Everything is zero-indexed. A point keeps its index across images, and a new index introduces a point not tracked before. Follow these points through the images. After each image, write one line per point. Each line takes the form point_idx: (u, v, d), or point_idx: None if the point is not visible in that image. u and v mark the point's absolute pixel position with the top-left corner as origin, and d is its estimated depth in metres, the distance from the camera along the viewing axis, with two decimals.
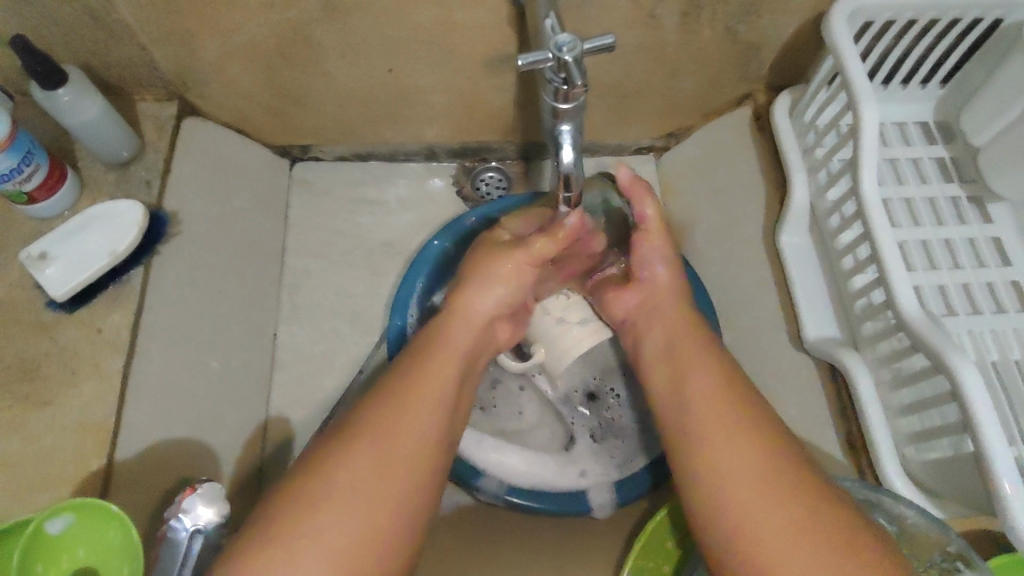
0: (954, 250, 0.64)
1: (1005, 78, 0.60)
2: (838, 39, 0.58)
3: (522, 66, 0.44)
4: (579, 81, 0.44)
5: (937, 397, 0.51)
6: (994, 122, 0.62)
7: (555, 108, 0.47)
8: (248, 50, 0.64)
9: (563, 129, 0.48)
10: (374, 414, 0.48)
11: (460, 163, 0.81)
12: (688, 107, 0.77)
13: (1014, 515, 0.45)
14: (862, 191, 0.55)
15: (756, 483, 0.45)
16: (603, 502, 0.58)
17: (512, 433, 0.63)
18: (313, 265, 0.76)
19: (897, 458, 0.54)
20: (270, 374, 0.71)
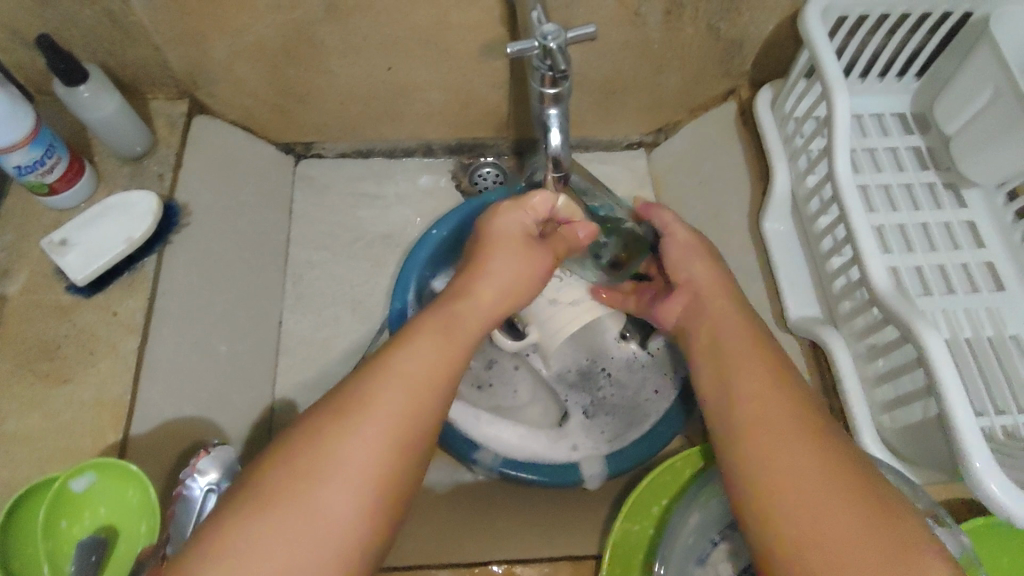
0: (929, 233, 0.67)
1: (973, 67, 0.63)
2: (812, 32, 0.62)
3: (510, 54, 0.47)
4: (563, 67, 0.47)
5: (906, 365, 0.54)
6: (965, 110, 0.65)
7: (544, 93, 0.50)
8: (255, 50, 0.67)
9: (551, 114, 0.51)
10: (382, 392, 0.42)
11: (458, 158, 0.85)
12: (676, 103, 0.81)
13: (977, 471, 0.47)
14: (837, 174, 0.59)
15: (816, 479, 0.41)
16: (594, 473, 0.60)
17: (507, 409, 0.65)
18: (316, 256, 0.80)
19: (872, 427, 0.57)
20: (275, 359, 0.74)
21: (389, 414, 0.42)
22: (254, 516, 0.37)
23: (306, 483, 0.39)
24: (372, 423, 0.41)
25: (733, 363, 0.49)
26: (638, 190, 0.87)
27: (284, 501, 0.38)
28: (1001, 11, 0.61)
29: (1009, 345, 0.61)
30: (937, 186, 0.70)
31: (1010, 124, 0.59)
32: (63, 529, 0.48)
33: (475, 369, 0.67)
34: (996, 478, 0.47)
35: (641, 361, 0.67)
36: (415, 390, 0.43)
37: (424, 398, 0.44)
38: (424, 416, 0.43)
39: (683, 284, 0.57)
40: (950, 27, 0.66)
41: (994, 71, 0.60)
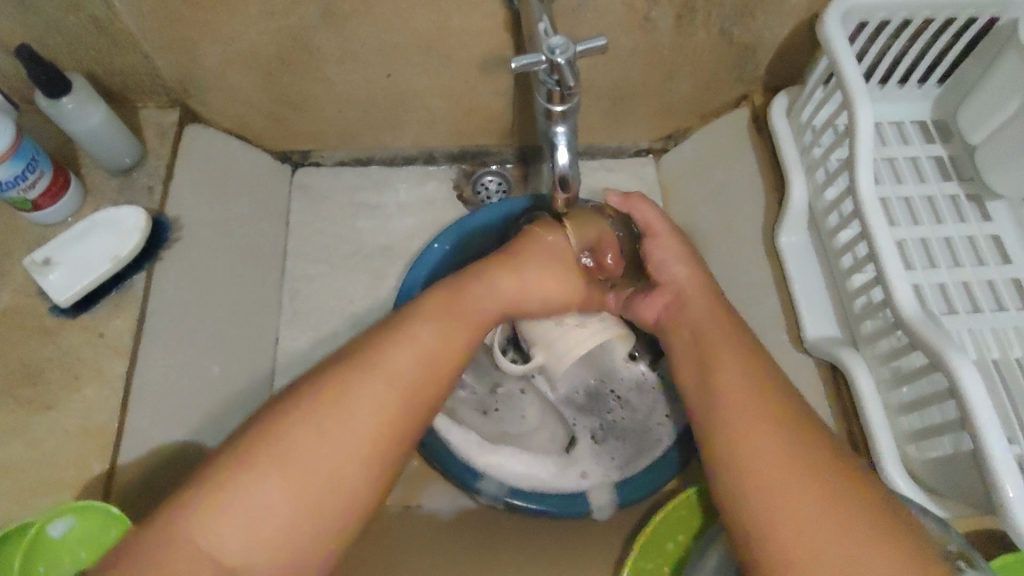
0: (953, 249, 0.64)
1: (1001, 75, 0.60)
2: (832, 39, 0.59)
3: (516, 69, 0.44)
4: (572, 82, 0.44)
5: (935, 394, 0.51)
6: (992, 120, 0.62)
7: (550, 108, 0.47)
8: (247, 57, 0.64)
9: (558, 130, 0.48)
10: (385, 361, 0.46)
11: (459, 166, 0.82)
12: (686, 109, 0.78)
13: (1013, 511, 0.44)
14: (860, 188, 0.55)
15: (785, 482, 0.42)
16: (604, 503, 0.58)
17: (513, 436, 0.62)
18: (314, 270, 0.77)
19: (897, 457, 0.54)
20: (271, 378, 0.71)
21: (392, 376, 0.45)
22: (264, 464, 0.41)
23: (309, 458, 0.42)
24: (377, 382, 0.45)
25: (714, 361, 0.50)
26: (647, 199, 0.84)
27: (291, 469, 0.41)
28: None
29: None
30: (961, 199, 0.67)
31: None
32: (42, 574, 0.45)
33: (479, 392, 0.64)
34: None
35: (650, 382, 0.64)
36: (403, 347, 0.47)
37: (408, 400, 0.45)
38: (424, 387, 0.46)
39: (665, 283, 0.58)
40: (975, 32, 0.63)
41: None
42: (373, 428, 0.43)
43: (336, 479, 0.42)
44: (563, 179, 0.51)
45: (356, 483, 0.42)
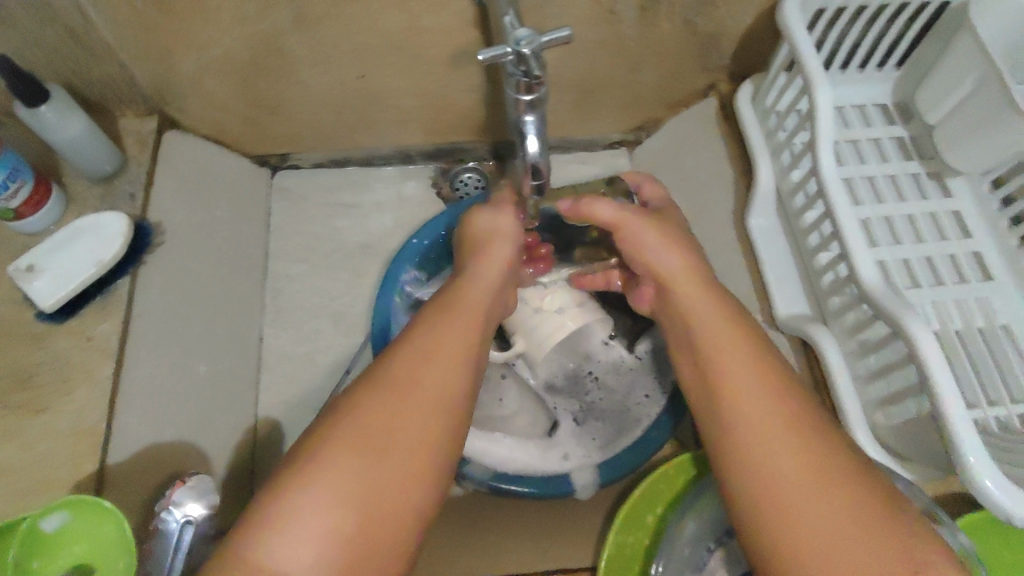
0: (915, 225, 0.67)
1: (953, 56, 0.62)
2: (793, 27, 0.60)
3: (483, 60, 0.46)
4: (538, 72, 0.46)
5: (897, 362, 0.53)
6: (947, 99, 0.64)
7: (519, 98, 0.48)
8: (223, 63, 0.66)
9: (527, 121, 0.49)
10: (401, 371, 0.44)
11: (437, 164, 0.85)
12: (653, 98, 0.81)
13: (973, 470, 0.46)
14: (820, 165, 0.57)
15: (810, 488, 0.40)
16: (585, 483, 0.59)
17: (493, 421, 0.62)
18: (296, 269, 0.79)
19: (866, 425, 0.56)
20: (257, 376, 0.73)
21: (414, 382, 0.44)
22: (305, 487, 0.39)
23: (356, 477, 0.39)
24: (404, 393, 0.43)
25: (721, 355, 0.48)
26: None
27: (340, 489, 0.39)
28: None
29: (990, 334, 0.61)
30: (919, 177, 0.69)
31: (993, 119, 0.58)
32: (36, 569, 0.46)
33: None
34: (993, 475, 0.46)
35: (629, 364, 0.65)
36: (420, 345, 0.46)
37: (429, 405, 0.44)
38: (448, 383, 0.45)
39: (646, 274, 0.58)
40: (929, 16, 0.65)
41: (974, 59, 0.59)
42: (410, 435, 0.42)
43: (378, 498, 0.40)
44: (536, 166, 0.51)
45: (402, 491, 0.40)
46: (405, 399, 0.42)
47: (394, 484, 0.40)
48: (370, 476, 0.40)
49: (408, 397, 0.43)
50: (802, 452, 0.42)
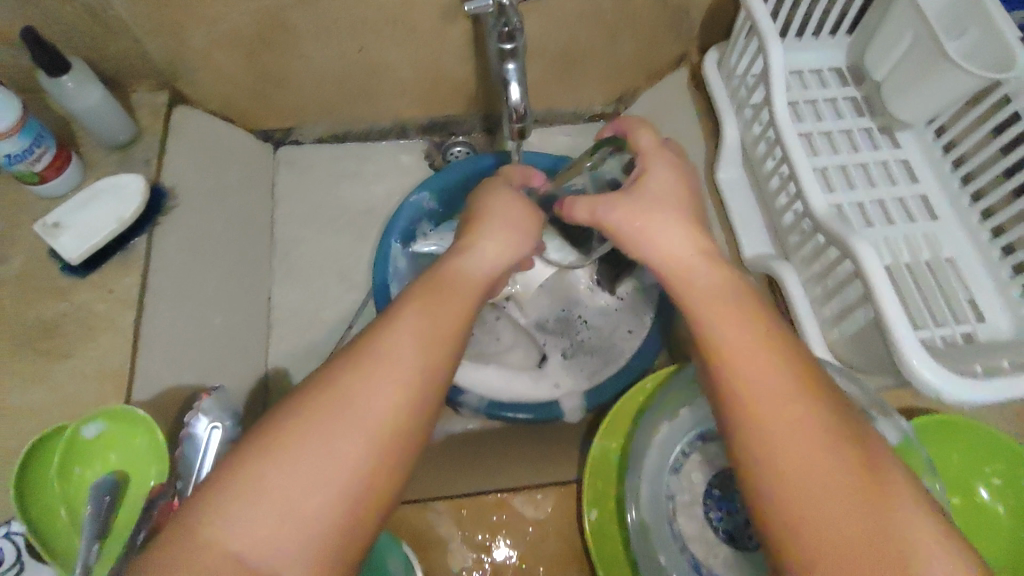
0: (868, 171, 0.73)
1: (895, 17, 0.68)
2: None
3: (471, 8, 0.50)
4: (516, 20, 0.52)
5: (845, 278, 0.59)
6: (890, 57, 0.71)
7: (501, 47, 0.53)
8: (230, 38, 0.71)
9: (509, 69, 0.55)
10: (347, 358, 0.40)
11: (430, 138, 0.91)
12: (632, 71, 0.86)
13: (908, 357, 0.51)
14: (778, 112, 0.63)
15: (808, 465, 0.35)
16: (573, 407, 0.65)
17: (490, 354, 0.68)
18: (301, 234, 0.83)
19: (822, 342, 0.62)
20: (267, 330, 0.78)
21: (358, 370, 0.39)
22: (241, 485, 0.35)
23: (287, 474, 0.35)
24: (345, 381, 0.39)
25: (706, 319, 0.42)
26: None
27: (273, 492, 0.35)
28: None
29: (935, 265, 0.67)
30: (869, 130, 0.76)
31: (931, 67, 0.65)
32: (77, 475, 0.52)
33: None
34: (924, 360, 0.51)
35: (615, 306, 0.72)
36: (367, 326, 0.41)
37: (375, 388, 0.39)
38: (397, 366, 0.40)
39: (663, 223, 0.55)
40: None
41: (914, 19, 0.66)
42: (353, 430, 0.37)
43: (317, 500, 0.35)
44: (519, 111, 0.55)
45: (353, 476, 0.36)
46: (330, 398, 0.38)
47: (333, 477, 0.36)
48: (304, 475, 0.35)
49: (345, 390, 0.38)
50: (815, 451, 0.36)
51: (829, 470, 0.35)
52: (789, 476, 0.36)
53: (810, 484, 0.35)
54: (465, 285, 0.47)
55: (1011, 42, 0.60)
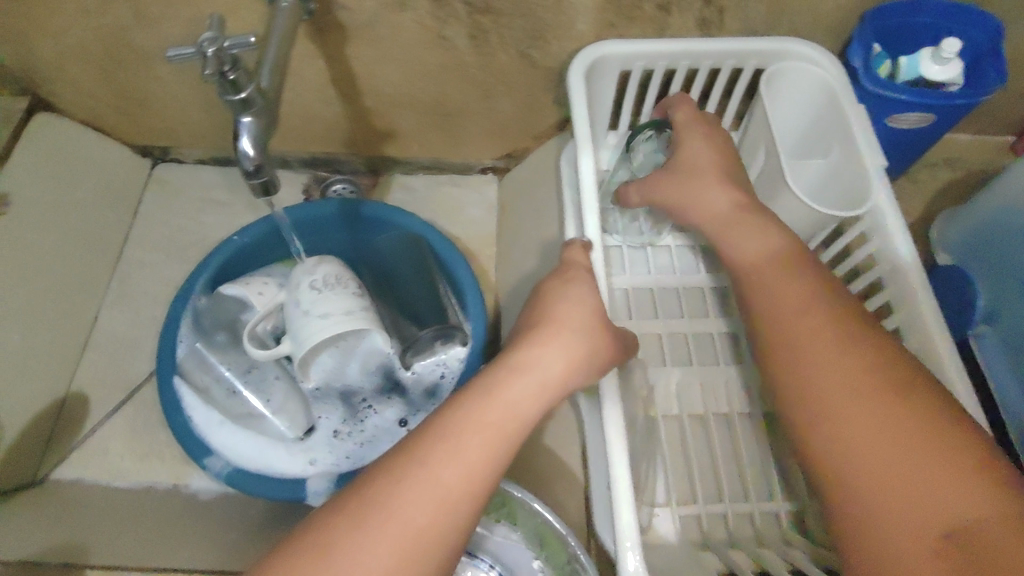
0: (676, 298, 0.62)
1: (756, 123, 0.60)
2: (572, 90, 0.58)
3: (172, 55, 0.45)
4: (238, 58, 0.46)
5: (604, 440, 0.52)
6: (754, 166, 0.62)
7: (231, 98, 0.47)
8: (79, 52, 0.69)
9: (243, 122, 0.48)
10: (420, 486, 0.37)
11: (313, 172, 0.88)
12: (517, 130, 0.80)
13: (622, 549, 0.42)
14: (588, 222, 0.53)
15: (861, 422, 0.39)
16: (319, 490, 0.58)
17: (256, 416, 0.63)
18: (149, 257, 0.82)
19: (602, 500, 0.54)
20: (81, 352, 0.76)
21: (429, 501, 0.36)
22: None
23: None
24: (434, 492, 0.37)
25: (779, 302, 0.45)
26: (484, 215, 0.88)
27: None
28: (780, 68, 0.58)
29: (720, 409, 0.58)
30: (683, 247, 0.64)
31: (779, 202, 0.56)
32: None
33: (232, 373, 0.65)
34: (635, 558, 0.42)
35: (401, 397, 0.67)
36: (441, 435, 0.39)
37: (434, 523, 0.36)
38: (453, 510, 0.37)
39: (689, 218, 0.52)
40: (748, 81, 0.62)
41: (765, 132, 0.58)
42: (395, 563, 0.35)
43: None
44: (255, 167, 0.49)
45: None
46: (358, 522, 0.35)
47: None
48: None
49: (400, 522, 0.35)
50: (856, 402, 0.39)
51: (861, 405, 0.39)
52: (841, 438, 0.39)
53: (841, 432, 0.39)
54: (508, 411, 0.41)
55: (871, 180, 0.53)
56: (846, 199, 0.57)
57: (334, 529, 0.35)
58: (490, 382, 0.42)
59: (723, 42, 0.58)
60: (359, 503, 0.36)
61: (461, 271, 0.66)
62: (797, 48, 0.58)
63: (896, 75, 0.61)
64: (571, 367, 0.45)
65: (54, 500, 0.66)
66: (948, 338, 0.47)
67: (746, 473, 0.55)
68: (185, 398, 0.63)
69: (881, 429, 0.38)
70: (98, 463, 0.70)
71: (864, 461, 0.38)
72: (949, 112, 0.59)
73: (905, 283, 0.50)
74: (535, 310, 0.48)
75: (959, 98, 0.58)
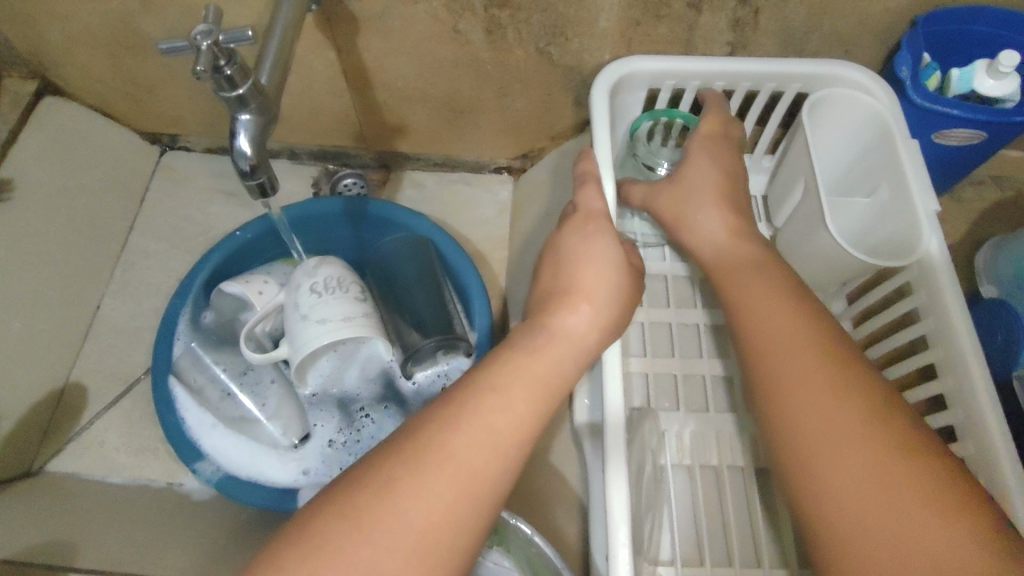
0: (695, 338, 0.58)
1: (793, 153, 0.56)
2: (595, 108, 0.54)
3: (164, 48, 0.43)
4: (235, 52, 0.43)
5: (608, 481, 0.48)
6: (789, 200, 0.58)
7: (227, 95, 0.44)
8: (87, 37, 0.67)
9: (240, 120, 0.46)
10: (478, 406, 0.37)
11: (323, 165, 0.86)
12: (533, 130, 0.77)
13: None
14: None
15: (867, 478, 0.35)
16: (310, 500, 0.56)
17: (248, 420, 0.62)
18: (153, 246, 0.81)
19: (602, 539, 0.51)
20: (81, 342, 0.74)
21: (490, 417, 0.37)
22: (344, 517, 0.32)
23: (388, 506, 0.32)
24: (491, 412, 0.37)
25: (784, 341, 0.41)
26: (496, 216, 0.84)
27: (407, 511, 0.33)
28: (824, 95, 0.54)
29: (733, 436, 0.54)
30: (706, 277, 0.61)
31: (812, 227, 0.52)
32: None
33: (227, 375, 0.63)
34: None
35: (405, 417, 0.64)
36: (486, 374, 0.39)
37: (499, 433, 0.36)
38: (511, 424, 0.37)
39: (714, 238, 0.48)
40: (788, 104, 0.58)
41: (804, 165, 0.54)
42: (473, 463, 0.35)
43: (452, 509, 0.33)
44: (251, 167, 0.46)
45: (458, 499, 0.34)
46: (430, 435, 0.35)
47: (440, 489, 0.34)
48: (423, 498, 0.33)
49: (470, 426, 0.36)
50: (863, 455, 0.36)
51: (867, 458, 0.35)
52: (839, 500, 0.35)
53: (844, 487, 0.35)
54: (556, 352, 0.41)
55: (920, 221, 0.48)
56: (889, 244, 0.52)
57: (409, 440, 0.35)
58: (475, 402, 0.37)
59: (761, 64, 0.54)
60: (422, 423, 0.36)
61: (469, 281, 0.63)
62: (842, 71, 0.54)
63: (946, 89, 0.57)
64: (604, 321, 0.45)
65: (46, 491, 0.65)
66: (996, 401, 0.42)
67: (759, 514, 0.51)
68: (178, 397, 0.61)
69: (888, 488, 0.34)
70: (93, 457, 0.69)
71: (870, 522, 0.34)
72: (1005, 130, 0.55)
73: (950, 335, 0.45)
74: (561, 277, 0.46)
75: (1017, 115, 0.53)
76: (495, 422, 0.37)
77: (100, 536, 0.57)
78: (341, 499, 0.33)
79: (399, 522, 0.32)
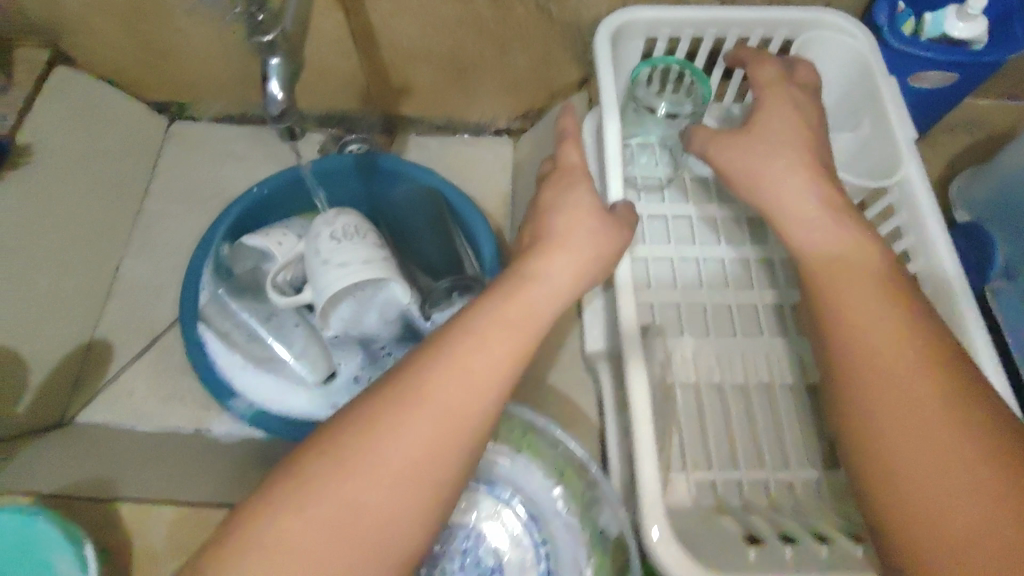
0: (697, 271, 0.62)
1: None
2: (598, 55, 0.58)
3: None
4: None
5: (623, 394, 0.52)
6: None
7: (258, 39, 0.48)
8: (102, 2, 0.68)
9: (271, 63, 0.49)
10: (451, 355, 0.39)
11: (328, 130, 0.89)
12: (533, 87, 0.80)
13: (644, 508, 0.43)
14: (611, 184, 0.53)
15: (912, 399, 0.37)
16: None
17: (277, 361, 0.65)
18: (169, 209, 0.83)
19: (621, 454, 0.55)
20: (104, 300, 0.77)
21: (469, 366, 0.39)
22: (328, 458, 0.35)
23: (373, 451, 0.36)
24: (468, 361, 0.39)
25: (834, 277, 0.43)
26: (499, 175, 0.88)
27: (388, 454, 0.36)
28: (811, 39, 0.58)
29: (734, 356, 0.58)
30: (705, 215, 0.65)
31: None
32: None
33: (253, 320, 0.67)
34: (657, 518, 0.42)
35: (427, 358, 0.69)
36: (464, 323, 0.41)
37: (478, 381, 0.39)
38: (486, 372, 0.40)
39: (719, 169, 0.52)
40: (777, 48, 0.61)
41: None
42: (448, 410, 0.38)
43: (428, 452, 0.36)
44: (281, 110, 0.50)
45: (433, 443, 0.37)
46: (412, 384, 0.38)
47: (417, 435, 0.37)
48: (402, 442, 0.36)
49: (449, 376, 0.39)
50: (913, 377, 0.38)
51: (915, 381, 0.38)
52: (887, 418, 0.38)
53: (893, 407, 0.38)
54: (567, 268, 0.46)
55: (901, 149, 0.52)
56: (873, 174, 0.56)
57: (394, 387, 0.38)
58: (454, 350, 0.40)
59: (751, 11, 0.57)
60: (405, 371, 0.39)
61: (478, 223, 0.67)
62: (825, 16, 0.58)
63: (919, 33, 0.61)
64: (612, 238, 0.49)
65: (79, 438, 0.67)
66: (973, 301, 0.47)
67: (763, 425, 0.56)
68: (209, 342, 0.65)
69: (930, 407, 0.37)
70: (123, 407, 0.72)
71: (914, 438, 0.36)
72: (977, 70, 0.60)
73: (930, 245, 0.50)
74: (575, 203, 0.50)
75: (987, 54, 0.57)
76: (471, 373, 0.39)
77: (138, 473, 0.61)
78: (326, 440, 0.36)
79: (380, 462, 0.36)
